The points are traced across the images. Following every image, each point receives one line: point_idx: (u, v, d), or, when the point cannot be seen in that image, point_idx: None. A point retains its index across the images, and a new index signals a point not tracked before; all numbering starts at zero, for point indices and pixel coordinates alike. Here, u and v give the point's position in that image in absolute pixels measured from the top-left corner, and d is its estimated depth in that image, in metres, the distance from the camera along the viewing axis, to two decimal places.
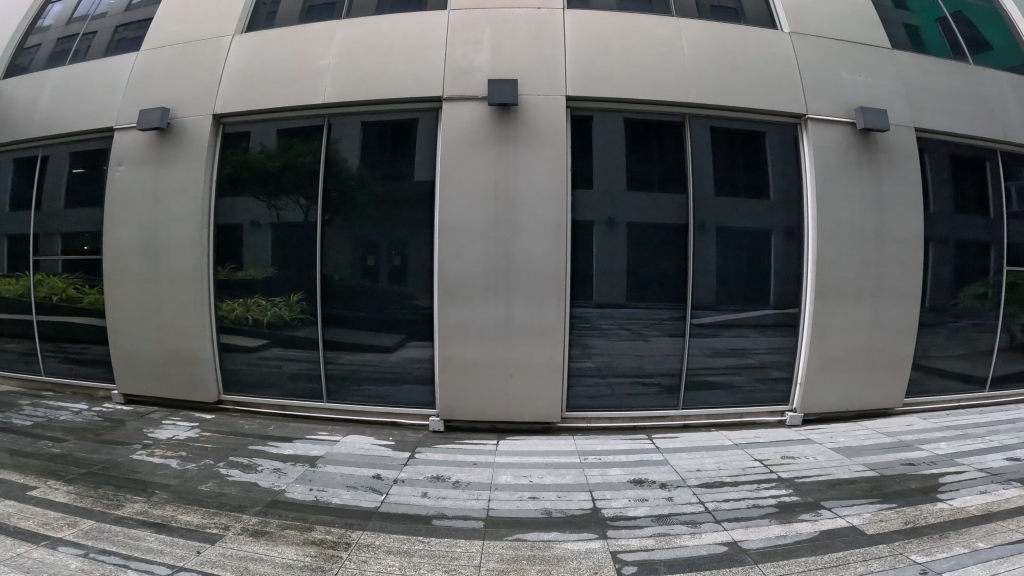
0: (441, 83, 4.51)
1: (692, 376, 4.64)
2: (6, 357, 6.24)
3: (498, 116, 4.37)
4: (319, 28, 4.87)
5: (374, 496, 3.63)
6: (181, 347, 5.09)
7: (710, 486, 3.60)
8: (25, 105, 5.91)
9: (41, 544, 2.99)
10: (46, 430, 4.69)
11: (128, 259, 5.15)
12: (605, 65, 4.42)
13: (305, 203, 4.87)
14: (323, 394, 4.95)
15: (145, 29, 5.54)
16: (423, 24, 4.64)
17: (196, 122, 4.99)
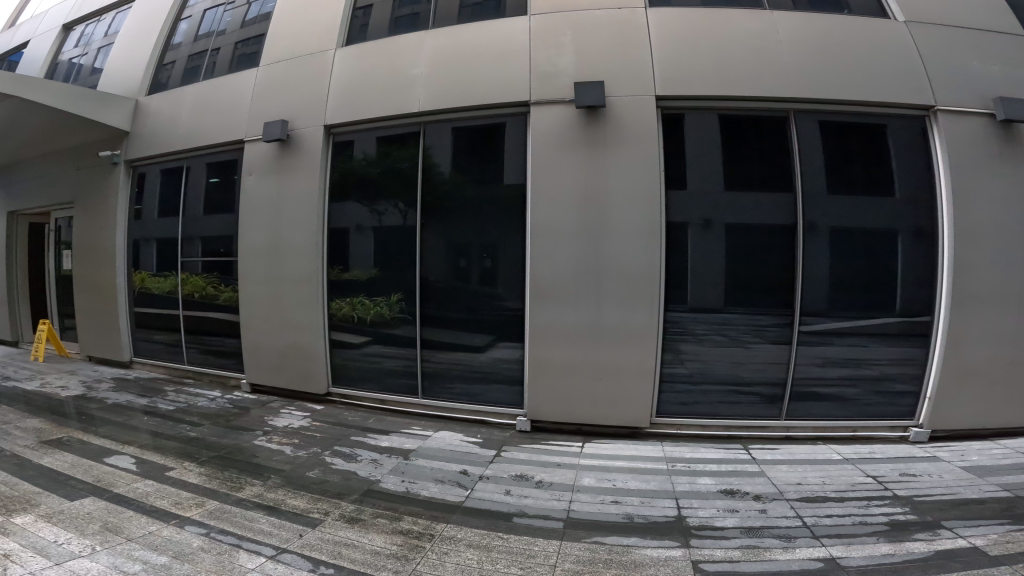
0: (528, 88, 4.59)
1: (797, 386, 4.46)
2: (153, 346, 7.03)
3: (586, 119, 4.39)
4: (409, 38, 5.09)
5: (459, 491, 3.75)
6: (298, 342, 5.50)
7: (810, 500, 3.44)
8: (166, 120, 6.66)
9: (171, 523, 3.32)
10: (186, 414, 5.28)
11: (254, 260, 5.66)
12: (694, 63, 4.33)
13: (403, 207, 5.11)
14: (418, 390, 5.17)
15: (261, 43, 6.11)
16: (511, 30, 4.73)
17: (309, 132, 5.38)
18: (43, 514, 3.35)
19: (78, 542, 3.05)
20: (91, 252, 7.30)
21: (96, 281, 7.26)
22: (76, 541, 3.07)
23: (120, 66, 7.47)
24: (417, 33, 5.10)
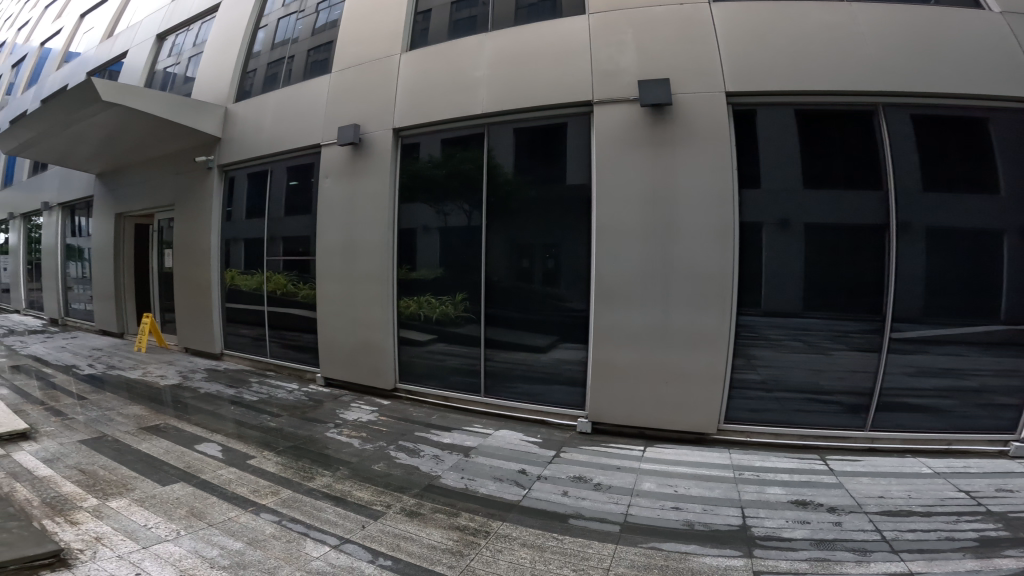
0: (590, 88, 4.59)
1: (884, 396, 4.25)
2: (240, 339, 8.23)
3: (652, 117, 4.35)
4: (470, 41, 5.22)
5: (516, 490, 3.77)
6: (370, 339, 5.88)
7: (892, 514, 3.26)
8: (252, 125, 7.69)
9: (248, 510, 3.51)
10: (266, 404, 5.99)
11: (331, 260, 6.14)
12: (762, 56, 4.19)
13: (468, 207, 5.33)
14: (481, 388, 5.33)
15: (331, 51, 6.92)
16: (571, 29, 4.73)
17: (378, 137, 5.73)
18: (138, 498, 3.65)
19: (165, 527, 3.26)
20: (188, 257, 8.65)
21: (193, 282, 8.66)
22: (163, 526, 3.28)
23: (212, 73, 8.55)
24: (478, 35, 5.23)
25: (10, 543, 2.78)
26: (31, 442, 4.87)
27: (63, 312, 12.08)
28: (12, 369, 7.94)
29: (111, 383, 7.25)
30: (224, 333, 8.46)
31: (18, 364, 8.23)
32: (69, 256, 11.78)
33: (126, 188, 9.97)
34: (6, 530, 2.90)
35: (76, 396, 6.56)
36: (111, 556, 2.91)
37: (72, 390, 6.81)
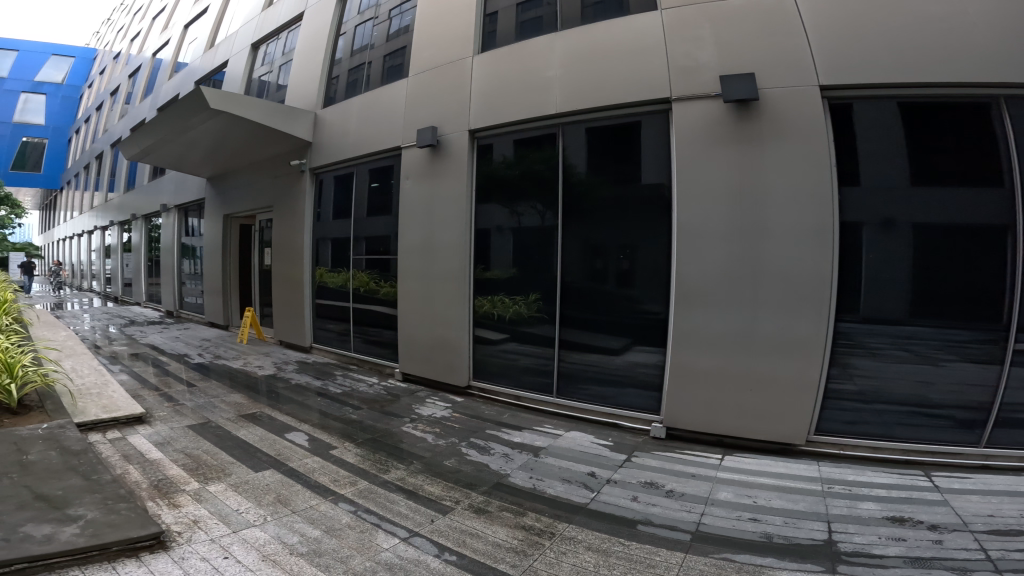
0: (667, 86, 4.57)
1: (1004, 412, 3.92)
2: (327, 334, 8.86)
3: (737, 113, 4.25)
4: (541, 42, 5.40)
5: (585, 493, 3.73)
6: (447, 336, 6.27)
7: (1001, 534, 3.00)
8: (338, 129, 8.29)
9: (328, 499, 3.69)
10: (350, 397, 6.45)
11: (412, 258, 6.66)
12: (855, 45, 3.96)
13: (541, 207, 5.57)
14: (553, 389, 5.50)
15: (404, 57, 7.27)
16: (647, 27, 4.72)
17: (455, 138, 6.13)
18: (233, 483, 3.94)
19: (253, 513, 3.46)
20: (284, 256, 9.48)
21: (287, 278, 9.44)
22: (251, 511, 3.49)
23: (299, 80, 9.21)
24: (548, 36, 5.38)
25: (117, 524, 2.98)
26: (142, 427, 5.46)
27: (176, 305, 13.03)
28: (131, 356, 8.87)
29: (216, 371, 8.06)
30: (314, 326, 9.13)
31: (137, 351, 9.20)
32: (182, 254, 12.84)
33: (232, 190, 10.84)
34: (114, 511, 3.14)
35: (187, 381, 7.40)
36: (204, 539, 3.10)
37: (182, 376, 7.67)
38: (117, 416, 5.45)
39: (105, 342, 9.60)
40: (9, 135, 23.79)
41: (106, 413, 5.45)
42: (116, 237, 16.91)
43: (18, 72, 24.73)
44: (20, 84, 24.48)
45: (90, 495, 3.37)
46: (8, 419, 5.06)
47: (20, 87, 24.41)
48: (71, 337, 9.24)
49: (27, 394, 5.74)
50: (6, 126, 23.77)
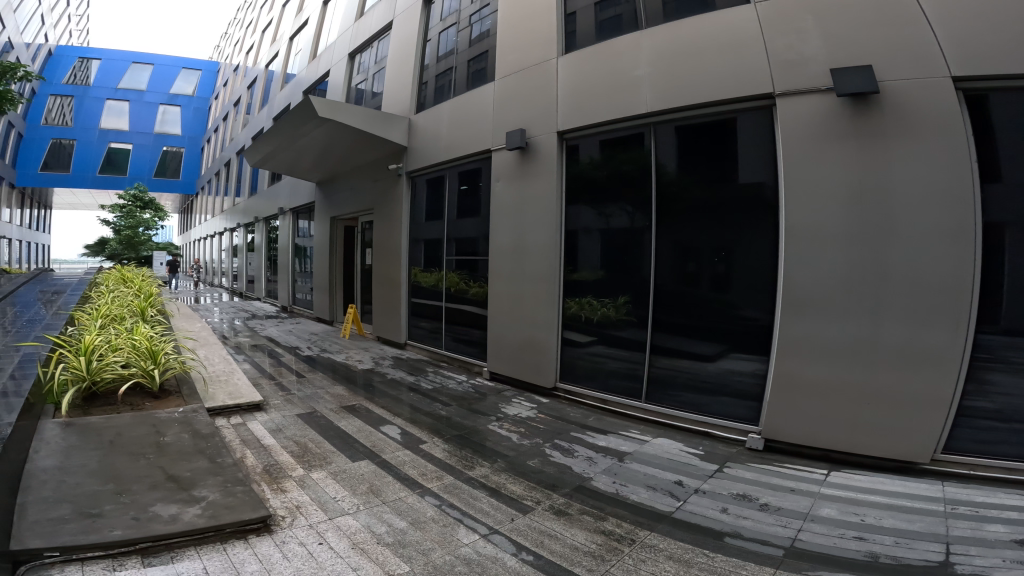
0: (768, 80, 4.34)
1: None
2: (420, 332, 9.29)
3: (853, 108, 3.92)
4: (627, 41, 5.37)
5: (670, 501, 3.67)
6: (536, 337, 6.37)
7: None
8: (430, 132, 8.66)
9: (415, 492, 3.92)
10: (440, 394, 6.76)
11: (503, 259, 6.84)
12: (991, 25, 3.52)
13: (631, 209, 5.52)
14: (641, 394, 5.42)
15: (486, 61, 7.57)
16: (742, 21, 4.51)
17: (541, 140, 6.26)
18: (333, 472, 4.30)
19: (348, 501, 3.76)
20: (383, 257, 10.08)
21: (386, 277, 10.03)
22: (347, 500, 3.79)
23: (392, 87, 9.84)
24: (633, 34, 5.34)
25: (233, 507, 3.38)
26: (259, 414, 6.09)
27: (291, 301, 14.33)
28: (253, 347, 9.90)
29: (321, 364, 8.77)
30: (408, 324, 9.64)
31: (258, 343, 10.24)
32: (296, 254, 14.04)
33: (338, 194, 11.66)
34: (231, 494, 3.56)
35: (297, 373, 8.12)
36: (304, 525, 3.41)
37: (293, 368, 8.43)
38: (239, 402, 6.11)
39: (232, 334, 10.78)
40: (153, 144, 27.42)
41: (231, 400, 6.14)
42: (242, 238, 18.89)
43: (154, 83, 28.10)
44: (158, 97, 27.99)
45: (212, 478, 3.83)
46: (151, 403, 5.86)
47: (158, 99, 27.86)
48: (205, 328, 10.48)
49: (168, 379, 6.60)
50: (150, 136, 27.38)
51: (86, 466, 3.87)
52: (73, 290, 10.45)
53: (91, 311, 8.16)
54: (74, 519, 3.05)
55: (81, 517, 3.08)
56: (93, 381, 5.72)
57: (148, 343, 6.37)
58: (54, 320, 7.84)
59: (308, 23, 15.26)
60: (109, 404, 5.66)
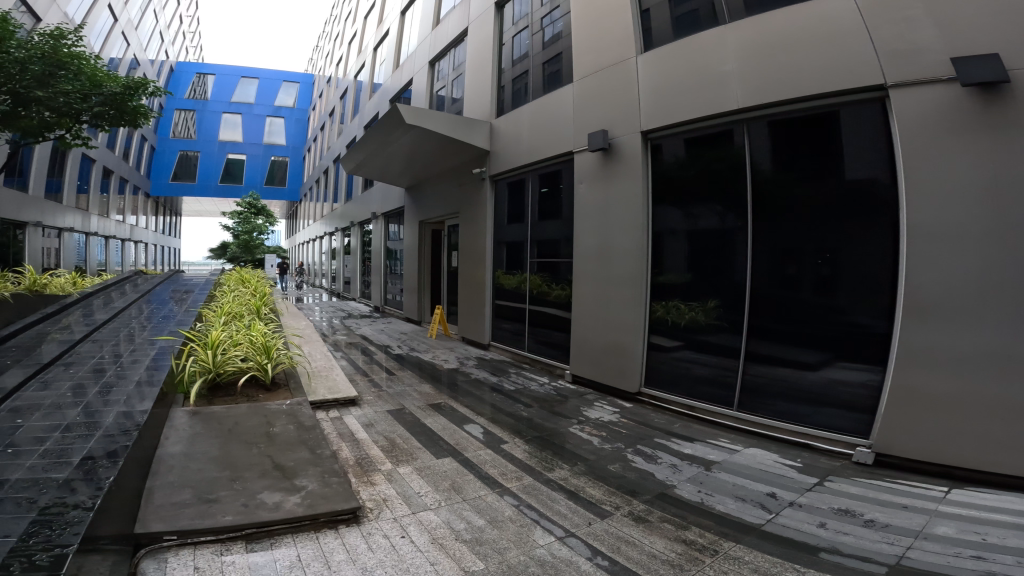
0: (871, 71, 4.03)
1: None
2: (504, 333, 9.48)
3: (981, 96, 3.56)
4: (711, 36, 5.20)
5: (760, 513, 3.54)
6: (620, 341, 6.31)
7: None
8: (511, 135, 8.84)
9: (495, 491, 4.06)
10: (522, 395, 6.88)
11: (587, 262, 6.83)
12: None
13: (721, 209, 5.35)
14: (732, 402, 5.23)
15: (561, 63, 7.65)
16: (839, 8, 4.21)
17: (624, 141, 6.19)
18: (418, 468, 4.55)
19: (431, 497, 3.97)
20: (469, 260, 10.39)
21: (472, 279, 10.33)
22: (430, 495, 4.00)
23: (472, 93, 10.23)
24: (717, 29, 5.16)
25: (328, 497, 3.68)
26: (354, 408, 6.53)
27: (382, 302, 15.15)
28: (349, 345, 10.60)
29: (410, 362, 9.21)
30: (492, 325, 9.88)
31: (354, 341, 10.95)
32: (388, 256, 14.80)
33: (426, 199, 12.17)
34: (328, 485, 3.88)
35: (388, 371, 8.59)
36: (389, 518, 3.65)
37: (384, 366, 8.94)
38: (336, 397, 6.59)
39: (331, 332, 11.60)
40: (262, 153, 30.06)
41: (330, 394, 6.64)
42: (340, 241, 20.25)
43: (261, 97, 30.61)
44: (265, 109, 30.54)
45: (313, 468, 4.20)
46: (263, 395, 6.50)
47: (266, 111, 30.40)
48: (310, 326, 11.38)
49: (277, 372, 7.29)
50: (260, 146, 30.03)
51: (208, 453, 4.39)
52: (200, 290, 11.73)
53: (215, 309, 9.15)
54: (193, 504, 3.47)
55: (199, 502, 3.51)
56: (217, 373, 6.45)
57: (262, 339, 7.08)
58: (184, 318, 8.86)
59: (390, 33, 15.98)
60: (228, 395, 6.34)
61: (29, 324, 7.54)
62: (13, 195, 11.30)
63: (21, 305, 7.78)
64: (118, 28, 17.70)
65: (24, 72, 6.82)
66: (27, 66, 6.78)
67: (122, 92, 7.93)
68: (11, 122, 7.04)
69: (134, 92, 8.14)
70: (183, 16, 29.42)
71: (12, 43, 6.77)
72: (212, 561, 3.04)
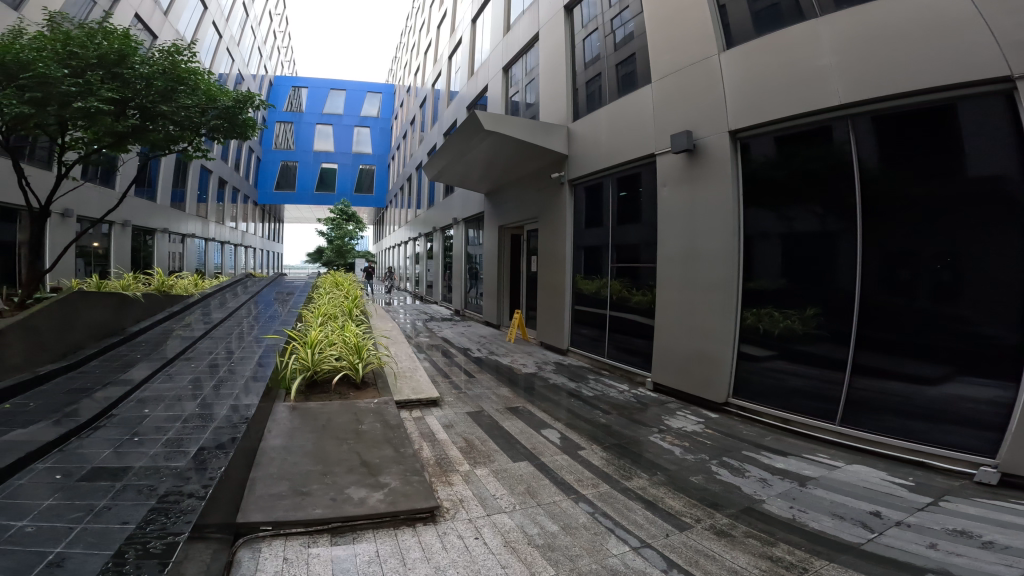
0: (994, 62, 3.75)
1: None
2: (582, 339, 9.42)
3: None
4: (803, 30, 4.97)
5: (859, 532, 3.43)
6: (707, 349, 6.09)
7: None
8: (589, 139, 8.81)
9: (570, 497, 4.05)
10: (599, 402, 6.80)
11: (672, 267, 6.66)
12: None
13: (820, 211, 5.09)
14: (834, 416, 4.93)
15: (635, 63, 7.66)
16: None
17: (710, 141, 6.01)
18: (495, 470, 4.59)
19: (506, 500, 4.00)
20: (548, 264, 10.42)
21: (550, 284, 10.34)
22: (505, 498, 4.03)
23: (546, 98, 10.30)
24: (809, 21, 4.92)
25: (408, 495, 3.78)
26: (435, 409, 6.69)
27: (462, 305, 15.47)
28: (431, 347, 10.91)
29: (487, 365, 9.36)
30: (570, 330, 9.84)
31: (436, 343, 11.31)
32: (467, 261, 15.12)
33: (504, 203, 12.34)
34: (408, 483, 3.97)
35: (467, 373, 8.77)
36: (464, 518, 3.71)
37: (464, 368, 9.13)
38: (420, 397, 6.79)
39: (414, 334, 11.99)
40: (352, 162, 31.68)
41: (414, 394, 6.85)
42: (423, 246, 20.89)
43: (350, 108, 31.98)
44: (353, 119, 31.96)
45: (396, 466, 4.32)
46: (354, 393, 6.76)
47: (353, 122, 31.83)
48: (395, 327, 11.85)
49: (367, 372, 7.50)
50: (350, 156, 31.66)
51: (304, 447, 4.64)
52: (299, 293, 12.57)
53: (313, 310, 9.71)
54: (287, 496, 3.67)
55: (294, 493, 3.70)
56: (314, 371, 6.74)
57: (354, 339, 7.26)
58: (287, 322, 9.50)
59: (463, 40, 16.32)
60: (323, 393, 6.64)
61: (158, 321, 8.52)
62: (143, 205, 12.51)
63: (151, 304, 8.64)
64: (223, 45, 19.25)
65: (149, 88, 7.27)
66: (151, 81, 7.22)
67: (233, 105, 8.50)
68: (141, 136, 7.53)
69: (243, 105, 8.71)
70: (279, 33, 31.50)
71: (137, 59, 7.16)
72: (299, 553, 3.18)
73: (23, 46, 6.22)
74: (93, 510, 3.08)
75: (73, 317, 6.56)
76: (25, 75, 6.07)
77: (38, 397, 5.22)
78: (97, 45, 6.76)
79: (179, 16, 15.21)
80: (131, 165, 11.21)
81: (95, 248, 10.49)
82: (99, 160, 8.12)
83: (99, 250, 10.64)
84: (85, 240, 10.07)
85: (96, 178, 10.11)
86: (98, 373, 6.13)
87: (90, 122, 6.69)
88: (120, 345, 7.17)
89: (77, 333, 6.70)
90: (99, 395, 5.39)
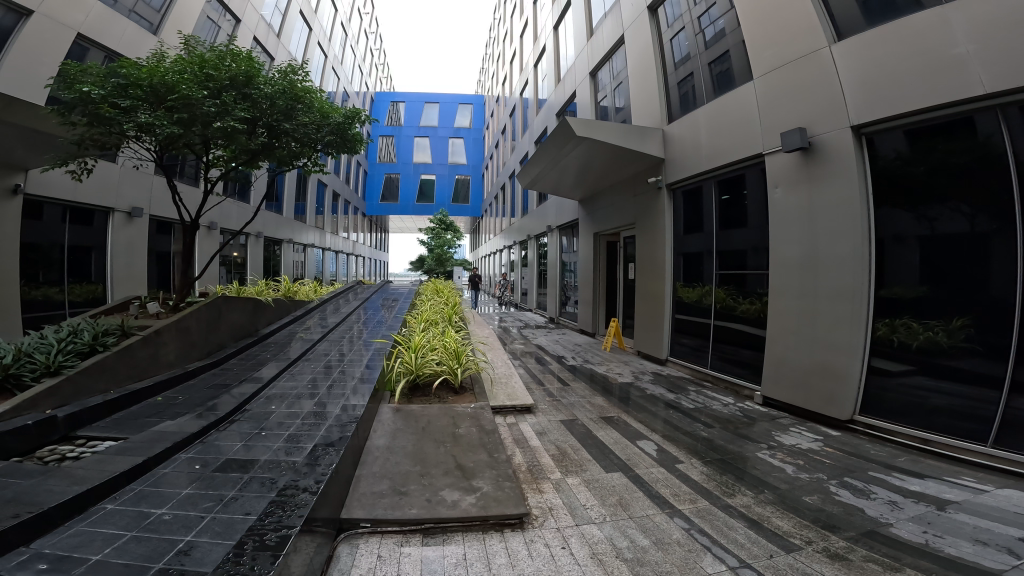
0: None
1: None
2: (682, 349, 9.05)
3: None
4: (929, 17, 4.53)
5: (1004, 560, 3.08)
6: (831, 363, 5.62)
7: None
8: (687, 142, 8.48)
9: (665, 511, 3.87)
10: (700, 414, 6.49)
11: (789, 273, 6.22)
12: None
13: (968, 209, 4.57)
14: (985, 437, 4.40)
15: (730, 60, 7.37)
16: None
17: (830, 138, 5.57)
18: (587, 480, 4.48)
19: (596, 510, 3.88)
20: (644, 270, 10.16)
21: (648, 291, 10.04)
22: (595, 509, 3.91)
23: (637, 100, 10.08)
24: (936, 7, 4.48)
25: (500, 500, 3.74)
26: (530, 416, 6.65)
27: (557, 313, 15.46)
28: (526, 354, 10.95)
29: (582, 373, 9.25)
30: (669, 339, 9.48)
31: (531, 350, 11.36)
32: (563, 269, 15.06)
33: (600, 210, 12.19)
34: (500, 488, 3.93)
35: (563, 381, 8.70)
36: (553, 527, 3.62)
37: (560, 376, 9.07)
38: (515, 403, 6.78)
39: (510, 341, 12.08)
40: (447, 172, 32.61)
41: (510, 400, 6.84)
42: (518, 254, 21.08)
43: (443, 121, 32.96)
44: (447, 131, 32.91)
45: (490, 470, 4.29)
46: (453, 396, 6.73)
47: (447, 133, 32.81)
48: (493, 334, 12.04)
49: (465, 377, 7.48)
50: (445, 166, 32.62)
51: (405, 448, 4.75)
52: (404, 300, 13.09)
53: (417, 316, 10.07)
54: (387, 495, 3.76)
55: (393, 493, 3.79)
56: (417, 374, 6.84)
57: (454, 345, 7.31)
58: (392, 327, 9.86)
59: (548, 48, 16.36)
60: (424, 395, 6.70)
61: (284, 324, 9.19)
62: (272, 218, 13.56)
63: (279, 308, 9.34)
64: (327, 63, 20.58)
65: (272, 107, 7.75)
66: (274, 100, 7.66)
67: (344, 121, 8.82)
68: (269, 153, 8.09)
69: (352, 121, 9.06)
70: (376, 52, 33.35)
71: (262, 80, 7.58)
72: (393, 550, 3.23)
73: (168, 70, 6.53)
74: (222, 500, 3.31)
75: (216, 320, 7.19)
76: (172, 97, 6.38)
77: (185, 391, 5.72)
78: (228, 67, 7.22)
79: (291, 38, 16.45)
80: (261, 181, 12.26)
81: (234, 257, 11.51)
82: (236, 176, 8.87)
83: (238, 259, 11.65)
84: (227, 250, 11.10)
85: (234, 193, 11.14)
86: (236, 370, 6.64)
87: (229, 140, 7.11)
88: (253, 345, 7.80)
89: (221, 333, 7.34)
90: (235, 391, 5.83)
